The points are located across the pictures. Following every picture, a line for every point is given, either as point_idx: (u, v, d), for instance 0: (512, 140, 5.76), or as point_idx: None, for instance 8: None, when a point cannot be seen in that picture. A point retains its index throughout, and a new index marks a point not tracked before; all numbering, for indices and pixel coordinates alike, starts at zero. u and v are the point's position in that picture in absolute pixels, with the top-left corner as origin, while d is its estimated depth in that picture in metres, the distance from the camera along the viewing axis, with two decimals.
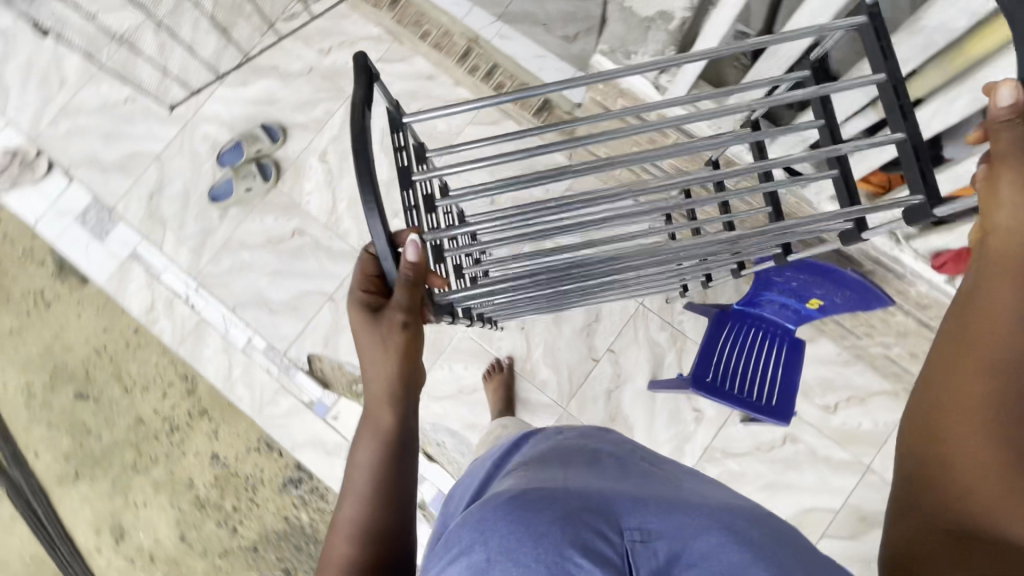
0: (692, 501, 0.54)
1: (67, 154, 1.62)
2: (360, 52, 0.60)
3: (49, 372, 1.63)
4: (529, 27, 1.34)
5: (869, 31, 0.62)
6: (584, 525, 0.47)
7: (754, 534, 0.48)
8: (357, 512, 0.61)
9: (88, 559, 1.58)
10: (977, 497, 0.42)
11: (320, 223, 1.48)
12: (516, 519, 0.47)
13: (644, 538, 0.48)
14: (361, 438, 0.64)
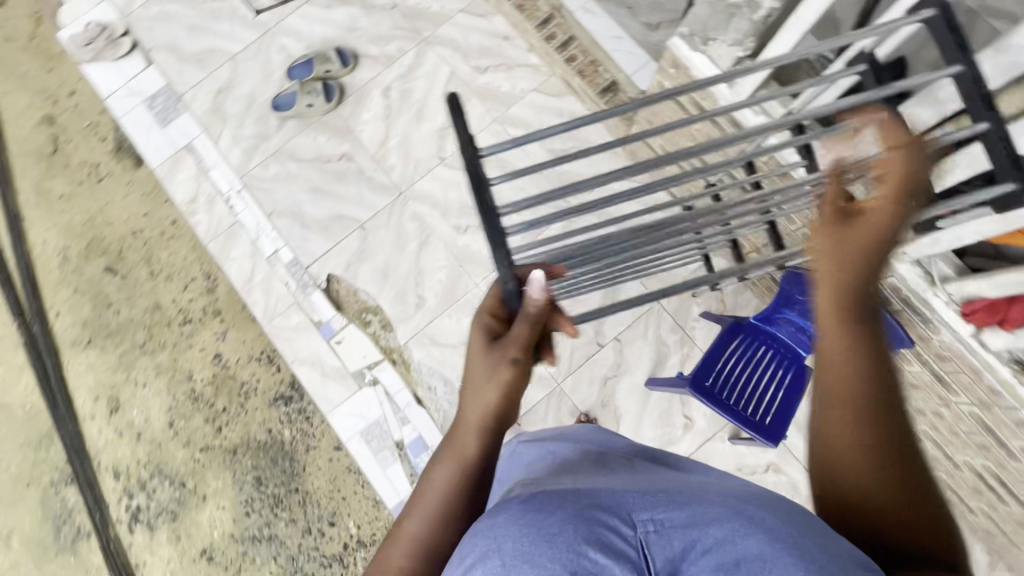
0: (695, 491, 0.49)
1: (151, 38, 1.70)
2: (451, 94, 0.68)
3: (85, 240, 1.71)
4: (614, 7, 1.36)
5: (941, 25, 0.63)
6: (597, 522, 0.41)
7: (775, 523, 0.42)
8: (420, 529, 0.52)
9: (81, 423, 1.65)
10: (866, 489, 0.48)
11: (370, 153, 1.54)
12: (527, 520, 0.40)
13: (658, 528, 0.42)
14: (442, 461, 0.55)
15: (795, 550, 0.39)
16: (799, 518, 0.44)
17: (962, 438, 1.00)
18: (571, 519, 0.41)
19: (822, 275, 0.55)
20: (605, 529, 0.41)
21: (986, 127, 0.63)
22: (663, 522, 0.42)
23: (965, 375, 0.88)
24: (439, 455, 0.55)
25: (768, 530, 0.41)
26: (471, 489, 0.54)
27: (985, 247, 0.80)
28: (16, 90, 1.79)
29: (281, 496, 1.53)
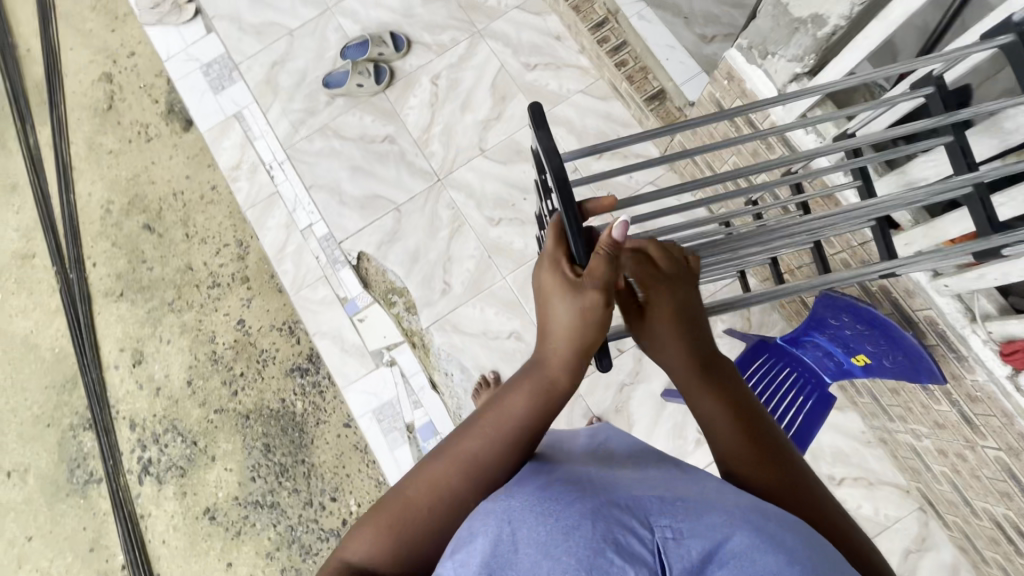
0: (707, 496, 0.45)
1: (215, 7, 1.75)
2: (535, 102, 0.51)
3: (128, 196, 1.76)
4: (670, 17, 1.37)
5: (1019, 49, 0.58)
6: (618, 521, 0.38)
7: (799, 547, 0.38)
8: (483, 450, 0.52)
9: (105, 372, 1.70)
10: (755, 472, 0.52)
11: (413, 137, 1.56)
12: (546, 511, 0.39)
13: (678, 537, 0.37)
14: (518, 387, 0.55)
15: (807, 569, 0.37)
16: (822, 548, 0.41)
17: (983, 484, 0.97)
18: (591, 516, 0.38)
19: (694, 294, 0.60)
20: (627, 529, 0.37)
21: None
22: (682, 530, 0.38)
23: (995, 418, 0.86)
24: (515, 383, 0.55)
25: (790, 554, 0.38)
26: (541, 425, 0.54)
27: None
28: (80, 47, 1.86)
29: (288, 465, 1.56)
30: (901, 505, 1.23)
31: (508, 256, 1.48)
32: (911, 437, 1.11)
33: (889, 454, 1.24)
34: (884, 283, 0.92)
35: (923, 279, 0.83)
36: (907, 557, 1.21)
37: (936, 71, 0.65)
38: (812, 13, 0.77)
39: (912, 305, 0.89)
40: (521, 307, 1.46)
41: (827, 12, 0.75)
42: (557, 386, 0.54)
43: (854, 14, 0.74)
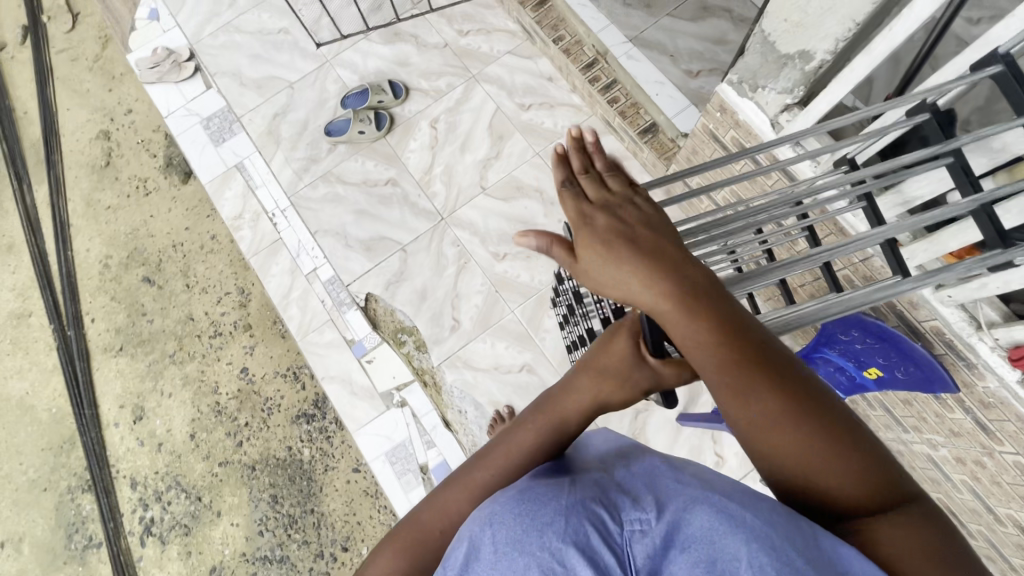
0: (681, 479, 0.43)
1: (214, 64, 1.80)
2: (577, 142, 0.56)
3: (127, 250, 1.76)
4: (657, 54, 1.45)
5: (1008, 79, 0.62)
6: (586, 513, 0.38)
7: (762, 524, 0.37)
8: (491, 482, 0.53)
9: (103, 430, 1.66)
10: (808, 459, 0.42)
11: (415, 179, 1.60)
12: (521, 510, 0.39)
13: (646, 529, 0.37)
14: (530, 420, 0.56)
15: (772, 550, 0.35)
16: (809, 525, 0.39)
17: (1004, 489, 0.98)
18: (564, 511, 0.38)
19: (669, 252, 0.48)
20: (594, 519, 0.38)
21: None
22: (650, 520, 0.38)
23: (1010, 422, 0.87)
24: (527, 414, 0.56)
25: (752, 532, 0.36)
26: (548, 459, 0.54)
27: None
28: (78, 107, 1.89)
29: (297, 516, 1.52)
30: None
31: (514, 289, 1.50)
32: (927, 447, 1.12)
33: (906, 465, 1.24)
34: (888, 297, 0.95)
35: (925, 291, 0.85)
36: None
37: (929, 99, 0.70)
38: (798, 49, 0.82)
39: (918, 316, 0.92)
40: (530, 339, 1.47)
41: (814, 48, 0.80)
42: (565, 416, 0.55)
43: (839, 49, 0.79)
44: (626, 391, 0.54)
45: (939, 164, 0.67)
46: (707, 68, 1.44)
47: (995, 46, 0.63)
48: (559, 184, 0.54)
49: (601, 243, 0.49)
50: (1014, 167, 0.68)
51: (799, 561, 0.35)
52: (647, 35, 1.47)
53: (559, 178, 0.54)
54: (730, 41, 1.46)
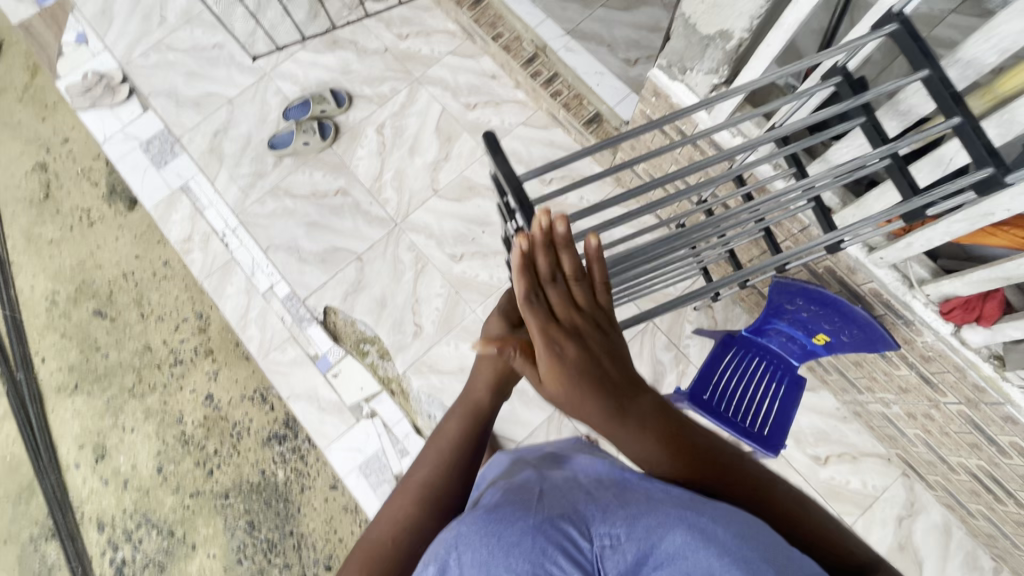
0: (648, 493, 0.47)
1: (149, 84, 1.75)
2: (490, 130, 0.58)
3: (74, 284, 1.69)
4: (594, 45, 1.47)
5: (903, 36, 0.64)
6: (557, 533, 0.42)
7: (728, 538, 0.39)
8: (430, 477, 0.59)
9: (64, 473, 1.59)
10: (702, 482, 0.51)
11: (365, 187, 1.58)
12: (487, 532, 0.42)
13: (615, 544, 0.42)
14: (453, 415, 0.66)
15: (740, 561, 0.38)
16: (783, 548, 0.40)
17: (953, 439, 1.02)
18: (532, 531, 0.42)
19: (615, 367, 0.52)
20: (566, 539, 0.42)
21: (960, 121, 0.61)
22: (619, 535, 0.42)
23: (949, 374, 0.91)
24: (449, 415, 0.67)
25: (720, 545, 0.39)
26: (473, 438, 0.64)
27: (955, 249, 0.85)
28: (9, 139, 1.80)
29: (275, 540, 1.48)
30: (886, 474, 1.27)
31: (475, 289, 1.49)
32: (881, 406, 1.16)
33: (864, 425, 1.29)
34: (828, 263, 0.97)
35: (860, 255, 0.88)
36: (901, 524, 1.25)
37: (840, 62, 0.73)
38: (718, 29, 0.83)
39: (856, 280, 0.94)
40: None
41: (732, 27, 0.82)
42: (479, 402, 0.67)
43: (754, 26, 0.80)
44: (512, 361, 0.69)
45: (852, 124, 0.71)
46: (645, 55, 1.46)
47: (890, 5, 0.65)
48: (524, 299, 0.50)
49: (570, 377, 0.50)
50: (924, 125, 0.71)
51: (767, 569, 0.37)
52: (583, 28, 1.49)
53: (523, 289, 0.50)
54: (663, 27, 1.48)
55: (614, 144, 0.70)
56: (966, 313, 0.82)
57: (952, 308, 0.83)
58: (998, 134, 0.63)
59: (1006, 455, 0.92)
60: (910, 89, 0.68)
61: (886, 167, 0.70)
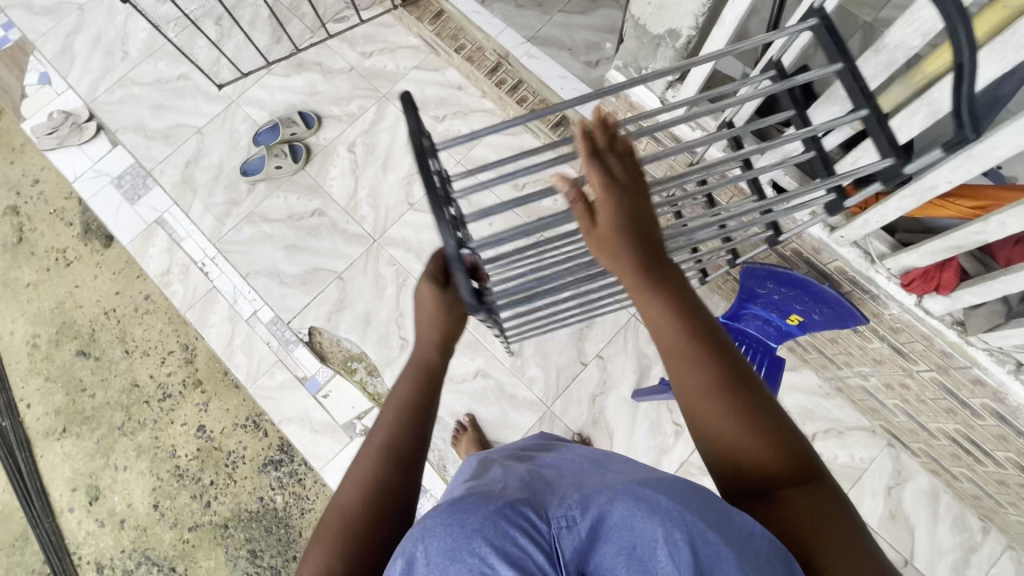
0: (600, 481, 0.49)
1: (115, 120, 1.74)
2: (407, 91, 0.58)
3: (55, 326, 1.68)
4: (556, 50, 1.49)
5: (823, 31, 0.66)
6: (516, 515, 0.44)
7: (671, 505, 0.42)
8: (384, 440, 0.58)
9: (59, 518, 1.57)
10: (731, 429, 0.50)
11: (341, 207, 1.59)
12: (452, 520, 0.44)
13: (571, 524, 0.42)
14: (402, 374, 0.63)
15: (684, 527, 0.40)
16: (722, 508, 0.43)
17: (930, 406, 1.05)
18: (493, 517, 0.43)
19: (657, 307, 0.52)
20: (525, 521, 0.43)
21: (866, 113, 0.66)
22: (575, 516, 0.43)
23: (918, 343, 0.94)
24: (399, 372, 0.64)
25: (665, 512, 0.41)
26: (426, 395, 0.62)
27: (912, 223, 0.88)
28: None
29: (279, 566, 1.48)
30: (872, 445, 1.30)
31: None
32: (860, 379, 1.19)
33: (846, 400, 1.32)
34: (794, 246, 1.00)
35: (823, 234, 0.91)
36: (891, 494, 1.28)
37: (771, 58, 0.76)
38: (666, 28, 0.86)
39: (823, 259, 0.97)
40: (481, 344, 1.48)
41: (679, 26, 0.84)
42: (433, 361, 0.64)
43: (700, 23, 0.83)
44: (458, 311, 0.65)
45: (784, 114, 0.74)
46: (606, 56, 1.49)
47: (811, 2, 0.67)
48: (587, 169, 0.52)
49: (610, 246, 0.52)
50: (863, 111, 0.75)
51: (710, 533, 0.40)
52: (543, 33, 1.51)
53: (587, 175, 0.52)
54: (620, 28, 1.51)
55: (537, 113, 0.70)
56: (925, 284, 0.85)
57: (910, 280, 0.86)
58: (932, 111, 0.66)
59: (980, 417, 0.95)
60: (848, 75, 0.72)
61: (812, 158, 0.77)
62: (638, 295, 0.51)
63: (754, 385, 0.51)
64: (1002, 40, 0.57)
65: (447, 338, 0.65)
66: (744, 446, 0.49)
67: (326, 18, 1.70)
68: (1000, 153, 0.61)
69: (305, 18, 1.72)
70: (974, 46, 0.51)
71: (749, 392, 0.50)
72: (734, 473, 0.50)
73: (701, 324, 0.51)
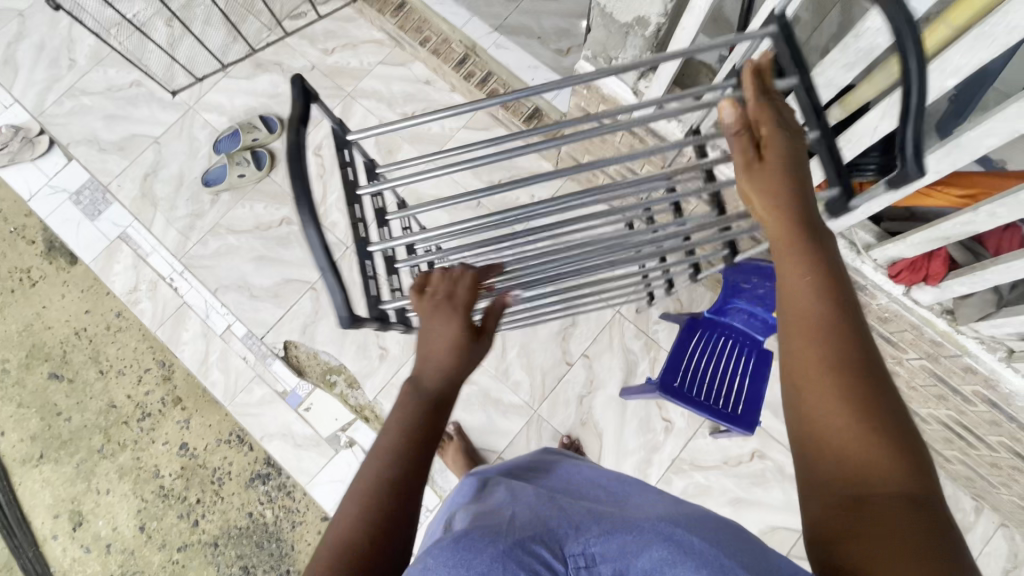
0: (622, 515, 0.47)
1: (68, 133, 1.65)
2: (298, 73, 0.62)
3: (24, 349, 1.60)
4: (525, 39, 1.43)
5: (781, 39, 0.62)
6: (528, 558, 0.40)
7: (701, 547, 0.38)
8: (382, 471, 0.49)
9: (42, 547, 1.50)
10: (849, 435, 0.40)
11: (310, 214, 1.53)
12: (456, 563, 0.39)
13: (589, 564, 0.41)
14: (403, 395, 0.54)
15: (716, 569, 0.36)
16: (759, 551, 0.40)
17: (921, 392, 1.03)
18: (503, 559, 0.39)
19: (800, 268, 0.47)
20: (539, 562, 0.40)
21: (816, 135, 0.62)
22: (594, 555, 0.42)
23: (907, 332, 0.91)
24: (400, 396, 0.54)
25: (696, 556, 0.38)
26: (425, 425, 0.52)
27: (897, 211, 0.84)
28: None
29: None
30: None
31: None
32: None
33: None
34: None
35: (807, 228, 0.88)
36: None
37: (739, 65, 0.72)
38: (634, 16, 0.81)
39: None
40: None
41: (647, 13, 0.79)
42: (436, 390, 0.54)
43: (669, 10, 0.78)
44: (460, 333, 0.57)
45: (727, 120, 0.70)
46: (577, 43, 1.42)
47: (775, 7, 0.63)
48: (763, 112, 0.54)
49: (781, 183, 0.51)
50: (843, 101, 0.72)
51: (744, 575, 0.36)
52: (510, 22, 1.45)
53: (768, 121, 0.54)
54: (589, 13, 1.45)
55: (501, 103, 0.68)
56: (913, 274, 0.82)
57: (898, 271, 0.83)
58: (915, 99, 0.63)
59: (970, 403, 0.93)
60: (825, 62, 0.68)
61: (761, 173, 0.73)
62: (791, 258, 0.48)
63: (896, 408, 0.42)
64: (988, 25, 0.52)
65: (457, 366, 0.56)
66: (858, 455, 0.39)
67: (282, 15, 1.62)
68: (988, 142, 0.59)
69: (261, 16, 1.64)
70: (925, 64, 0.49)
71: (887, 404, 0.41)
72: (836, 489, 0.39)
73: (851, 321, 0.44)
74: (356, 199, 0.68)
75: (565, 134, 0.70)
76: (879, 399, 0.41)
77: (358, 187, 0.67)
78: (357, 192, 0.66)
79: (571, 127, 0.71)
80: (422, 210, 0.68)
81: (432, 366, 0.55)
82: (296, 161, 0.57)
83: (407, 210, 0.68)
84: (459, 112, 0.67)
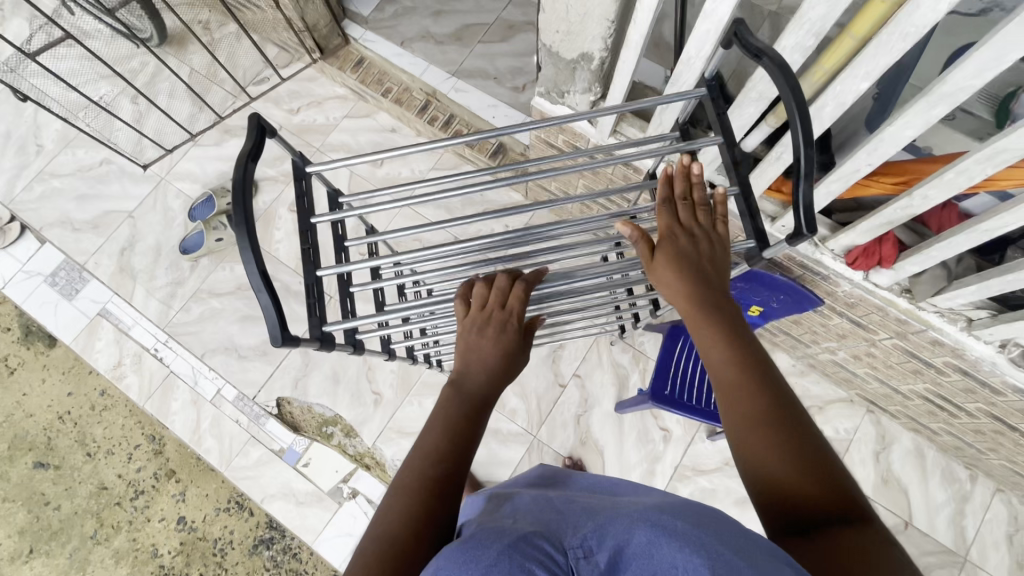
0: (615, 509, 0.46)
1: (40, 218, 1.66)
2: (254, 112, 0.65)
3: (6, 441, 1.55)
4: (482, 81, 1.50)
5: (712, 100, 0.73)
6: (532, 550, 0.39)
7: (685, 528, 0.39)
8: (426, 468, 0.49)
9: None
10: (776, 464, 0.44)
11: (290, 268, 1.54)
12: (465, 558, 0.39)
13: (588, 554, 0.40)
14: (443, 400, 0.56)
15: (702, 549, 0.36)
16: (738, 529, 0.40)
17: (897, 369, 1.08)
18: (509, 553, 0.38)
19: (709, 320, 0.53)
20: (542, 553, 0.39)
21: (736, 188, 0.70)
22: (593, 543, 0.41)
23: (875, 314, 0.96)
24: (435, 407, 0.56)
25: (680, 537, 0.38)
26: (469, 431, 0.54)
27: (845, 203, 0.89)
28: None
29: None
30: (853, 415, 1.33)
31: None
32: (829, 353, 1.21)
33: (820, 376, 1.35)
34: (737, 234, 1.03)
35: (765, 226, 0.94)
36: (880, 459, 1.30)
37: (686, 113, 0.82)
38: (579, 53, 0.87)
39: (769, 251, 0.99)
40: None
41: (589, 49, 0.85)
42: (483, 394, 0.57)
43: (610, 44, 0.84)
44: (502, 341, 0.61)
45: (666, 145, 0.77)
46: (531, 79, 1.50)
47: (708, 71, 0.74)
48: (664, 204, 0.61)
49: (677, 257, 0.57)
50: (776, 109, 0.78)
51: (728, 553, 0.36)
52: (466, 66, 1.52)
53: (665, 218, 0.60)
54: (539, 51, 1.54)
55: (478, 137, 0.71)
56: (868, 260, 0.87)
57: (854, 258, 0.88)
58: (839, 103, 0.70)
59: (945, 374, 0.97)
60: (755, 78, 0.74)
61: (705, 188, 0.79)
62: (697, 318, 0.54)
63: (816, 436, 0.46)
64: (886, 33, 0.59)
65: (500, 374, 0.59)
66: (789, 477, 0.44)
67: (245, 82, 1.68)
68: (909, 133, 0.65)
69: (225, 84, 1.69)
70: (810, 145, 0.54)
71: (806, 435, 0.46)
72: (777, 506, 0.43)
73: (752, 347, 0.51)
74: (310, 230, 0.70)
75: (544, 169, 0.73)
76: (804, 431, 0.46)
77: (314, 217, 0.70)
78: (313, 222, 0.69)
79: (546, 163, 0.75)
80: (394, 236, 0.71)
81: (474, 374, 0.58)
82: (242, 194, 0.59)
83: (380, 235, 0.71)
84: (430, 148, 0.70)
